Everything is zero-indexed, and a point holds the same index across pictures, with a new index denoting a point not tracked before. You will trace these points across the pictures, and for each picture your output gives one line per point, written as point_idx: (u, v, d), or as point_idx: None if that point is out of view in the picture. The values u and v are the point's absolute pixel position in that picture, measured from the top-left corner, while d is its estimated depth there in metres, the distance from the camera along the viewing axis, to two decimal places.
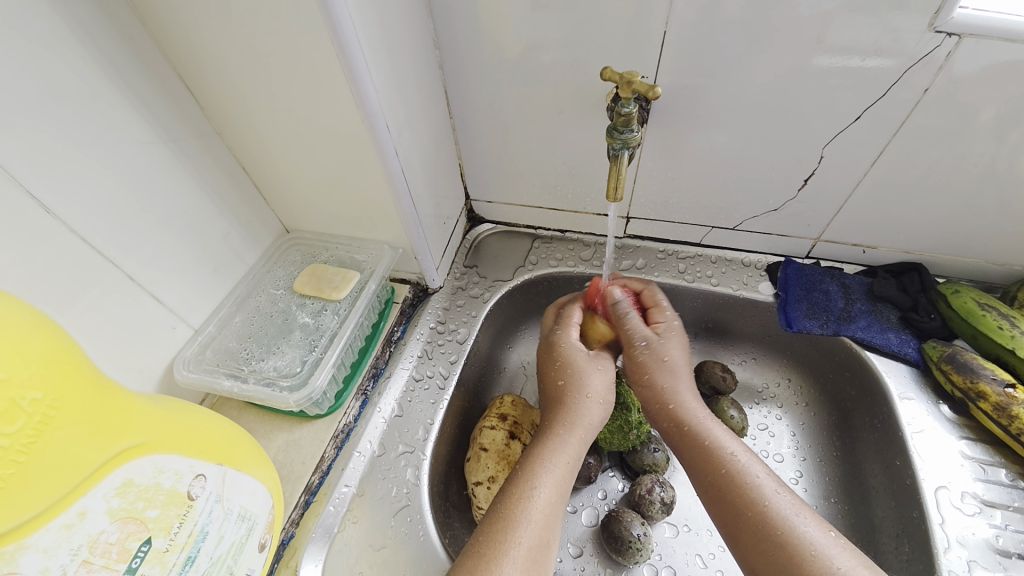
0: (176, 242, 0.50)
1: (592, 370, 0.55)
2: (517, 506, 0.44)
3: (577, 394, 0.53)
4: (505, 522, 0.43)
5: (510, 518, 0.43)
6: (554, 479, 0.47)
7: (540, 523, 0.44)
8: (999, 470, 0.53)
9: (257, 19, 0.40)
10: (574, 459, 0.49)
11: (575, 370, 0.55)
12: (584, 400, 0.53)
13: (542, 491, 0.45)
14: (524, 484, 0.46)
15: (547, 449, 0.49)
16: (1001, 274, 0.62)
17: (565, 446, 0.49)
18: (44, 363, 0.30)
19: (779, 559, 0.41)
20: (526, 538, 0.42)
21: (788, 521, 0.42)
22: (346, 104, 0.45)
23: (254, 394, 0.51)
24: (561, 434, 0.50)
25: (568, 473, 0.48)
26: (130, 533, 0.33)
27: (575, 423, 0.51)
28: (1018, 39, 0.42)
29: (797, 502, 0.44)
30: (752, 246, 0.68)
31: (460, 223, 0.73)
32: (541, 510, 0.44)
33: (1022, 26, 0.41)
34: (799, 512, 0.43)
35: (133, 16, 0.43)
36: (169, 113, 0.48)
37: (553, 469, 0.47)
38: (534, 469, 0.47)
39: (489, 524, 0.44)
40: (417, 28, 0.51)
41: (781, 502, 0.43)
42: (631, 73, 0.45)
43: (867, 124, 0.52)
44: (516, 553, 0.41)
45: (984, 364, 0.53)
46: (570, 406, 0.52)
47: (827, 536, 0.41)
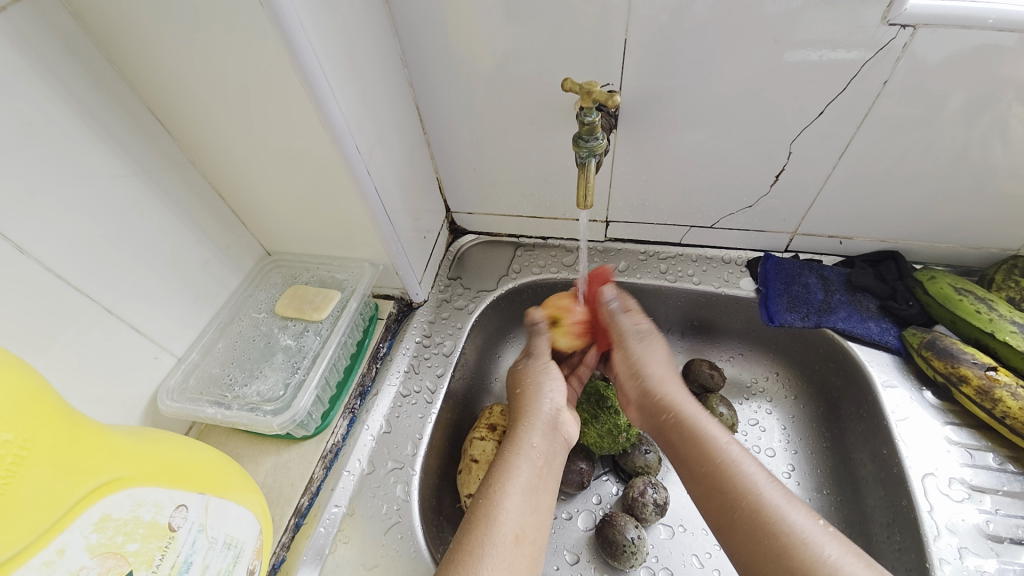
0: (156, 271, 0.51)
1: (552, 382, 0.56)
2: (487, 508, 0.45)
3: (536, 401, 0.55)
4: (477, 525, 0.44)
5: (482, 519, 0.44)
6: (522, 477, 0.47)
7: (511, 520, 0.44)
8: (987, 454, 0.53)
9: (222, 50, 0.41)
10: (540, 457, 0.50)
11: (531, 385, 0.56)
12: (541, 407, 0.54)
13: (510, 490, 0.46)
14: (492, 487, 0.47)
15: (510, 452, 0.50)
16: (979, 258, 0.63)
17: (526, 446, 0.50)
18: (15, 404, 0.30)
19: (772, 547, 0.41)
20: (498, 536, 0.43)
21: (780, 510, 0.42)
22: (314, 127, 0.46)
23: (238, 420, 0.51)
24: (520, 436, 0.51)
25: (535, 471, 0.49)
26: (111, 567, 0.33)
27: (535, 427, 0.52)
28: (975, 25, 0.43)
29: (787, 493, 0.44)
30: (732, 243, 0.69)
31: (442, 236, 0.73)
32: (511, 507, 0.45)
33: (976, 13, 0.42)
34: (789, 503, 0.43)
35: (102, 52, 0.44)
36: (143, 145, 0.48)
37: (518, 468, 0.48)
38: (500, 471, 0.48)
39: (463, 531, 0.44)
40: (384, 49, 0.52)
41: (773, 491, 0.44)
42: (591, 83, 0.46)
43: (832, 117, 0.52)
44: (489, 552, 0.42)
45: (964, 349, 0.54)
46: (534, 414, 0.53)
47: (816, 525, 0.42)
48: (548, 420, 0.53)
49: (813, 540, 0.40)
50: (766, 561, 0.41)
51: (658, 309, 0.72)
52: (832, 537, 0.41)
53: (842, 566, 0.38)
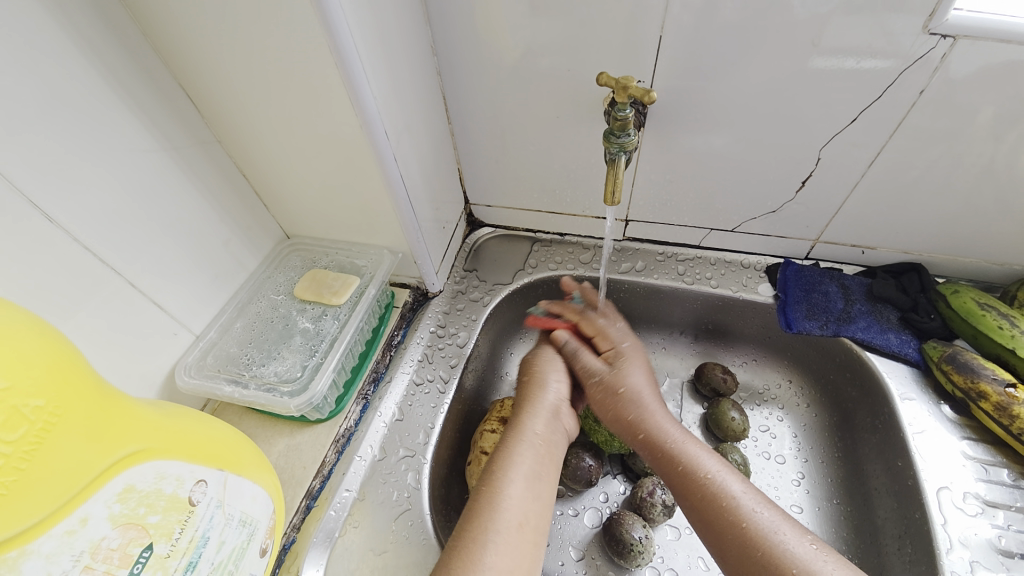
0: (178, 249, 0.51)
1: (552, 367, 0.57)
2: (488, 495, 0.45)
3: (539, 386, 0.55)
4: (479, 511, 0.44)
5: (482, 507, 0.44)
6: (524, 464, 0.47)
7: (512, 505, 0.44)
8: (1001, 470, 0.53)
9: (257, 28, 0.41)
10: (542, 445, 0.50)
11: (535, 364, 0.58)
12: (542, 390, 0.55)
13: (511, 476, 0.46)
14: (494, 472, 0.47)
15: (511, 438, 0.50)
16: (1001, 274, 0.62)
17: (528, 433, 0.50)
18: (46, 371, 0.30)
19: (762, 575, 0.40)
20: (499, 522, 0.43)
21: (770, 538, 0.41)
22: (345, 110, 0.46)
23: (255, 399, 0.51)
24: (521, 420, 0.52)
25: (535, 460, 0.48)
26: (132, 539, 0.33)
27: (535, 411, 0.53)
28: (1012, 41, 0.42)
29: (777, 516, 0.43)
30: (751, 247, 0.68)
31: (460, 227, 0.73)
32: (513, 493, 0.45)
33: (1016, 28, 0.42)
34: (779, 527, 0.42)
35: (134, 26, 0.43)
36: (171, 121, 0.48)
37: (519, 454, 0.48)
38: (503, 457, 0.48)
39: (464, 517, 0.44)
40: (415, 36, 0.52)
41: (763, 517, 0.43)
42: (626, 78, 0.45)
43: (864, 125, 0.52)
44: (491, 538, 0.42)
45: (985, 364, 0.53)
46: (534, 403, 0.53)
47: (809, 548, 0.41)
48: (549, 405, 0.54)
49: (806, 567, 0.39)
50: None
51: (673, 310, 0.72)
52: (830, 561, 0.40)
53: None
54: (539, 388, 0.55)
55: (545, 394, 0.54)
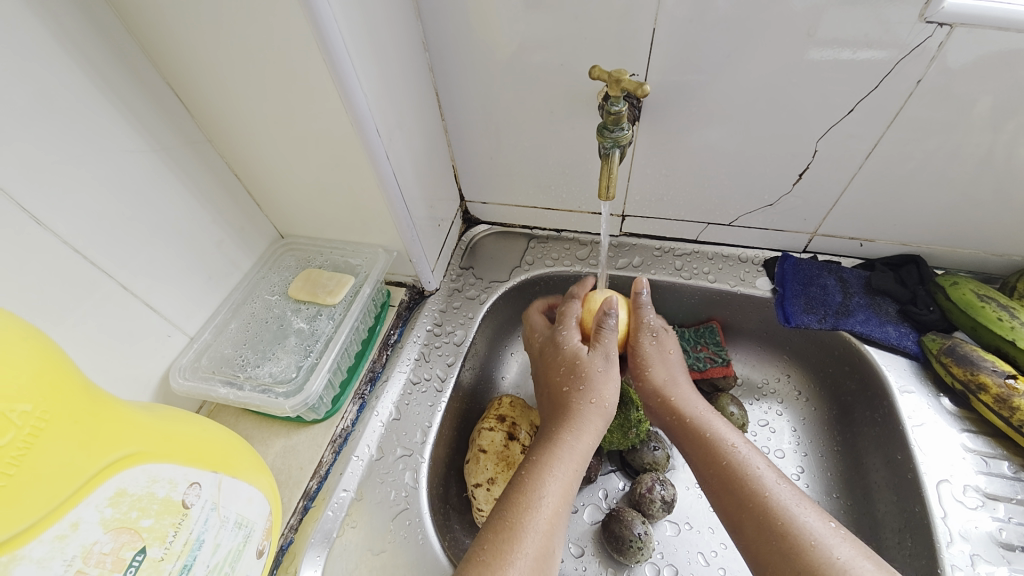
0: (170, 250, 0.50)
1: (607, 382, 0.52)
2: (522, 516, 0.43)
3: (589, 400, 0.51)
4: (509, 532, 0.42)
5: (515, 527, 0.42)
6: (562, 488, 0.46)
7: (545, 532, 0.43)
8: (1001, 463, 0.53)
9: (243, 25, 0.40)
10: (581, 466, 0.48)
11: (594, 375, 0.52)
12: (599, 406, 0.51)
13: (547, 500, 0.44)
14: (528, 494, 0.45)
15: (552, 457, 0.47)
16: (1000, 265, 0.62)
17: (573, 453, 0.48)
18: (32, 375, 0.30)
19: (781, 547, 0.41)
20: (530, 547, 0.41)
21: (789, 511, 0.43)
22: (335, 108, 0.45)
23: (250, 400, 0.51)
24: (565, 438, 0.49)
25: (575, 480, 0.47)
26: (124, 543, 0.33)
27: (576, 426, 0.50)
28: (1011, 28, 0.42)
29: (798, 493, 0.45)
30: (748, 242, 0.68)
31: (455, 225, 0.73)
32: (547, 519, 0.43)
33: (1014, 15, 0.41)
34: (800, 503, 0.44)
35: (120, 21, 0.43)
36: (160, 122, 0.48)
37: (559, 476, 0.46)
38: (540, 477, 0.46)
39: (491, 532, 0.43)
40: (406, 30, 0.51)
41: (782, 491, 0.44)
42: (619, 71, 0.45)
43: (861, 117, 0.51)
44: (520, 563, 0.40)
45: (984, 356, 0.53)
46: (575, 413, 0.51)
47: (829, 527, 0.42)
48: (591, 421, 0.50)
49: (823, 541, 0.40)
50: (773, 559, 0.42)
51: (671, 306, 0.72)
52: (846, 540, 0.41)
53: (854, 568, 0.39)
54: (592, 399, 0.51)
55: (596, 412, 0.51)
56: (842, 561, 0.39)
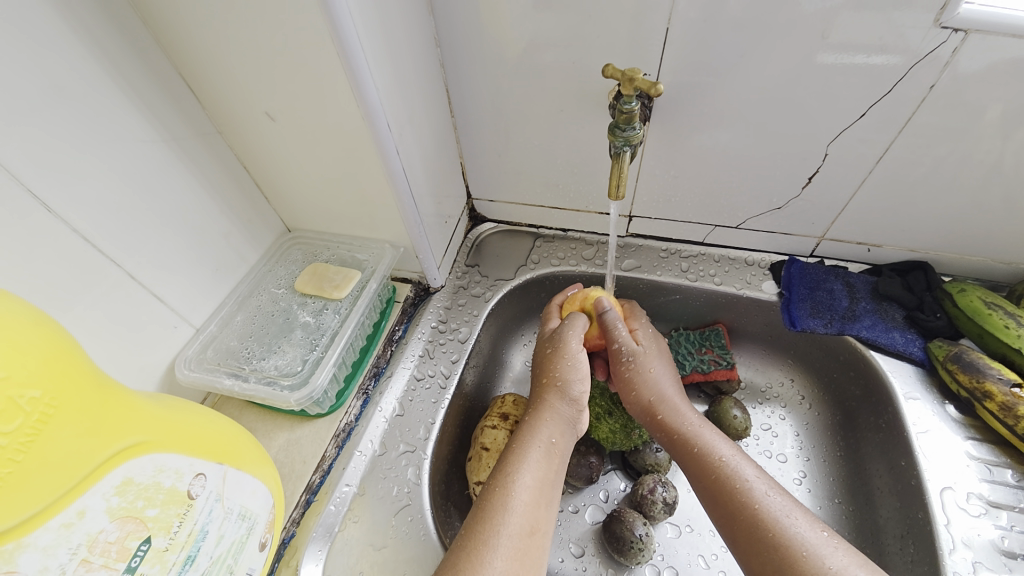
0: (178, 240, 0.50)
1: (569, 373, 0.53)
2: (499, 497, 0.44)
3: (551, 387, 0.53)
4: (489, 513, 0.43)
5: (493, 507, 0.43)
6: (534, 466, 0.47)
7: (523, 510, 0.44)
8: (1005, 471, 0.52)
9: (257, 15, 0.40)
10: (552, 446, 0.49)
11: (550, 358, 0.55)
12: (558, 388, 0.53)
13: (521, 478, 0.45)
14: (504, 474, 0.46)
15: (523, 438, 0.49)
16: (1007, 273, 0.62)
17: (539, 433, 0.50)
18: (43, 362, 0.30)
19: (772, 558, 0.41)
20: (509, 526, 0.42)
21: (779, 522, 0.43)
22: (346, 102, 0.45)
23: (255, 393, 0.50)
24: (533, 421, 0.51)
25: (548, 460, 0.48)
26: (130, 532, 0.33)
27: (543, 410, 0.52)
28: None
29: (790, 503, 0.44)
30: (755, 245, 0.68)
31: (462, 222, 0.73)
32: (522, 497, 0.44)
33: None
34: (791, 512, 0.43)
35: (133, 10, 0.43)
36: (171, 112, 0.48)
37: (531, 456, 0.47)
38: (512, 459, 0.47)
39: (474, 516, 0.44)
40: (418, 25, 0.51)
41: (772, 501, 0.44)
42: (633, 70, 0.44)
43: (872, 122, 0.51)
44: (499, 543, 0.41)
45: (990, 364, 0.53)
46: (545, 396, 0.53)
47: (819, 536, 0.42)
48: (557, 405, 0.52)
49: (816, 552, 0.40)
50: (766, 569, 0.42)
51: (676, 307, 0.71)
52: (838, 549, 0.41)
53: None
54: (551, 385, 0.53)
55: (556, 394, 0.52)
56: (833, 570, 0.39)
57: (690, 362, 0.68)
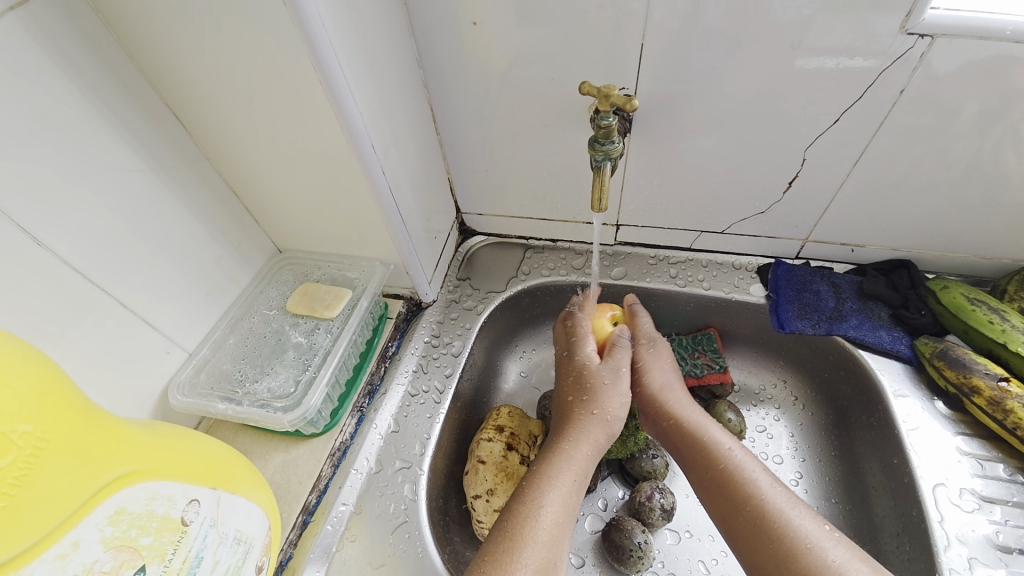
0: (169, 266, 0.51)
1: (610, 398, 0.53)
2: (521, 525, 0.44)
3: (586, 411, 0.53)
4: (511, 542, 0.43)
5: (516, 539, 0.43)
6: (560, 496, 0.47)
7: (546, 543, 0.44)
8: (997, 465, 0.53)
9: (242, 45, 0.41)
10: (580, 475, 0.49)
11: (601, 387, 0.54)
12: (598, 418, 0.52)
13: (546, 510, 0.45)
14: (528, 504, 0.46)
15: (550, 465, 0.49)
16: (990, 268, 0.63)
17: (569, 459, 0.49)
18: (33, 396, 0.30)
19: (773, 551, 0.42)
20: (532, 558, 0.42)
21: (784, 515, 0.43)
22: (331, 126, 0.46)
23: (248, 416, 0.51)
24: (563, 450, 0.50)
25: (574, 489, 0.48)
26: (124, 561, 0.34)
27: (575, 439, 0.51)
28: (992, 36, 0.43)
29: (793, 497, 0.45)
30: (741, 249, 0.69)
31: (452, 236, 0.74)
32: (547, 529, 0.44)
33: (994, 24, 0.42)
34: (794, 507, 0.44)
35: (120, 47, 0.44)
36: (159, 141, 0.49)
37: (558, 486, 0.47)
38: (539, 487, 0.47)
39: (494, 543, 0.44)
40: (400, 49, 0.52)
41: (776, 495, 0.45)
42: (608, 87, 0.46)
43: (848, 124, 0.52)
44: (521, 573, 0.41)
45: (976, 359, 0.53)
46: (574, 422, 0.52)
47: (822, 530, 0.42)
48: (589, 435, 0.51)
49: (818, 546, 0.41)
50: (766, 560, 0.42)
51: (667, 313, 0.72)
52: (840, 544, 0.41)
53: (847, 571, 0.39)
54: (587, 406, 0.53)
55: (592, 423, 0.51)
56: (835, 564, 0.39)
57: (684, 367, 0.69)
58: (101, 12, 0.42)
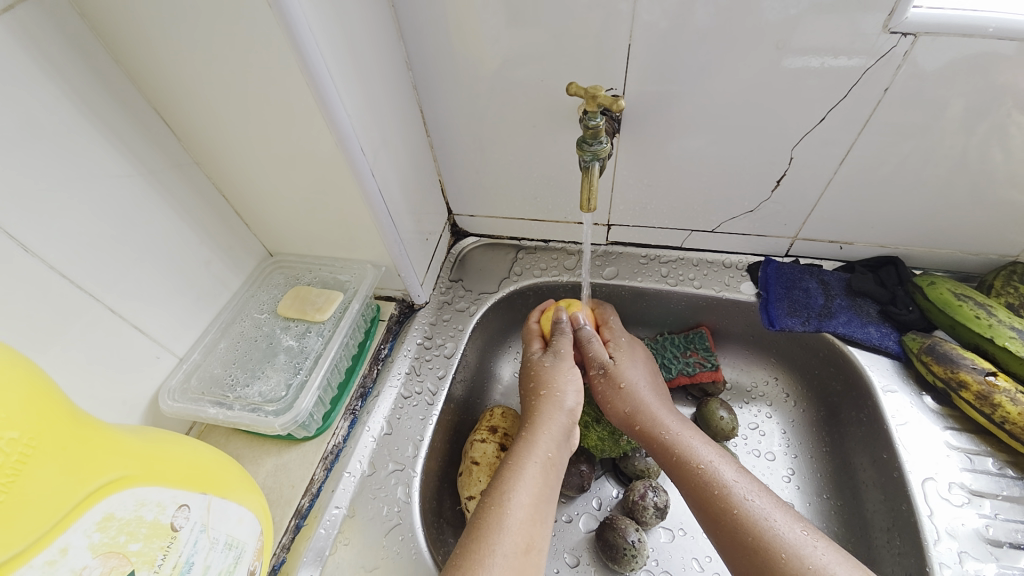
0: (158, 271, 0.51)
1: (562, 380, 0.55)
2: (493, 515, 0.45)
3: (547, 399, 0.54)
4: (483, 531, 0.43)
5: (488, 527, 0.44)
6: (530, 484, 0.47)
7: (518, 529, 0.44)
8: (986, 459, 0.53)
9: (229, 49, 0.41)
10: (548, 463, 0.50)
11: (545, 371, 0.57)
12: (552, 399, 0.54)
13: (516, 497, 0.46)
14: (498, 493, 0.46)
15: (518, 455, 0.50)
16: (977, 264, 0.63)
17: (535, 449, 0.50)
18: (22, 403, 0.30)
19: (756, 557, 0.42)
20: (504, 545, 0.43)
21: (761, 522, 0.44)
22: (320, 129, 0.46)
23: (239, 420, 0.51)
24: (529, 438, 0.51)
25: (543, 477, 0.48)
26: (113, 567, 0.33)
27: (538, 428, 0.52)
28: (975, 34, 0.43)
29: (772, 502, 0.45)
30: (732, 247, 0.69)
31: (444, 238, 0.74)
32: (518, 515, 0.45)
33: (976, 22, 0.43)
34: (772, 512, 0.44)
35: (106, 51, 0.44)
36: (147, 145, 0.49)
37: (526, 473, 0.48)
38: (509, 476, 0.48)
39: (468, 535, 0.44)
40: (388, 52, 0.52)
41: (755, 501, 0.45)
42: (595, 88, 0.46)
43: (834, 123, 0.53)
44: (495, 561, 0.41)
45: (963, 354, 0.54)
46: (538, 413, 0.54)
47: (800, 533, 0.43)
48: (550, 422, 0.53)
49: (796, 552, 0.41)
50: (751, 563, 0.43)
51: (659, 312, 0.72)
52: (817, 544, 0.42)
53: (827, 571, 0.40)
54: (549, 397, 0.54)
55: (552, 408, 0.53)
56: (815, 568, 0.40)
57: (676, 365, 0.69)
58: (86, 17, 0.42)
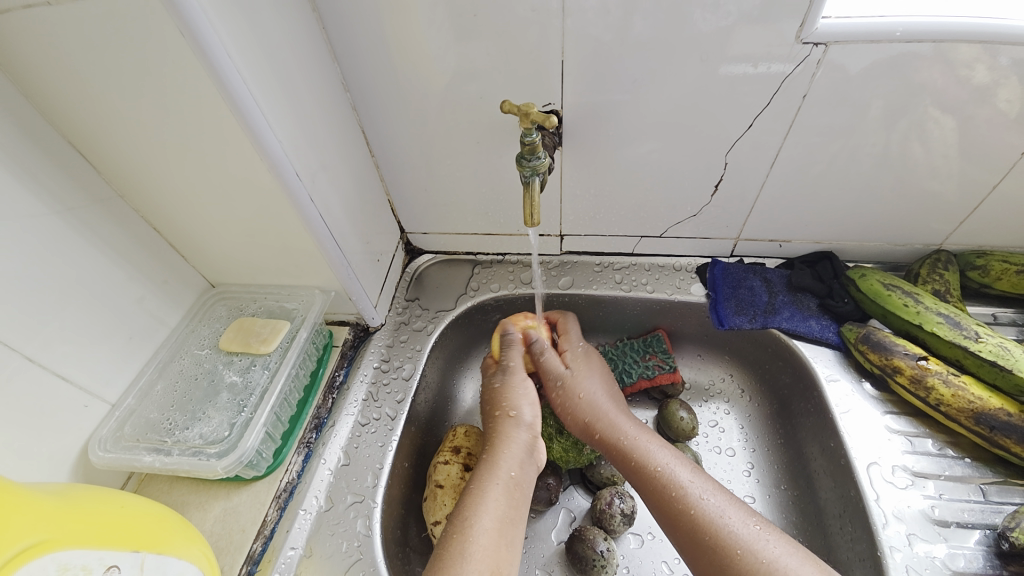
0: (84, 313, 0.48)
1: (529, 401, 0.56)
2: (458, 543, 0.44)
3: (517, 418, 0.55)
4: (447, 562, 0.42)
5: (451, 558, 0.43)
6: (495, 508, 0.47)
7: (482, 557, 0.43)
8: (926, 440, 0.56)
9: (143, 78, 0.39)
10: (516, 485, 0.49)
11: (516, 393, 0.57)
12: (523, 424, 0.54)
13: (483, 524, 0.45)
14: (464, 520, 0.46)
15: (484, 478, 0.49)
16: (905, 254, 0.68)
17: (502, 472, 0.50)
18: None
19: (710, 552, 0.43)
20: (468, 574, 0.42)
21: (712, 512, 0.45)
22: (250, 158, 0.45)
23: (179, 466, 0.48)
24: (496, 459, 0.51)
25: (512, 502, 0.48)
26: None
27: (510, 449, 0.52)
28: (885, 37, 0.46)
29: (719, 494, 0.47)
30: (680, 251, 0.71)
31: (398, 257, 0.73)
32: (483, 542, 0.44)
33: (885, 26, 0.46)
34: (722, 504, 0.46)
35: (8, 86, 0.41)
36: (64, 181, 0.46)
37: (491, 497, 0.47)
38: (473, 502, 0.47)
39: (433, 566, 0.43)
40: (321, 74, 0.52)
41: (706, 494, 0.47)
42: (528, 105, 0.47)
43: (761, 128, 0.55)
44: None
45: (896, 341, 0.57)
46: (510, 434, 0.53)
47: (747, 524, 0.44)
48: (519, 442, 0.53)
49: (746, 541, 0.43)
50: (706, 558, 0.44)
51: (616, 318, 0.73)
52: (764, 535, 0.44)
53: (772, 563, 0.41)
54: (518, 419, 0.54)
55: (521, 429, 0.54)
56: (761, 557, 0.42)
57: (636, 369, 0.70)
58: None
